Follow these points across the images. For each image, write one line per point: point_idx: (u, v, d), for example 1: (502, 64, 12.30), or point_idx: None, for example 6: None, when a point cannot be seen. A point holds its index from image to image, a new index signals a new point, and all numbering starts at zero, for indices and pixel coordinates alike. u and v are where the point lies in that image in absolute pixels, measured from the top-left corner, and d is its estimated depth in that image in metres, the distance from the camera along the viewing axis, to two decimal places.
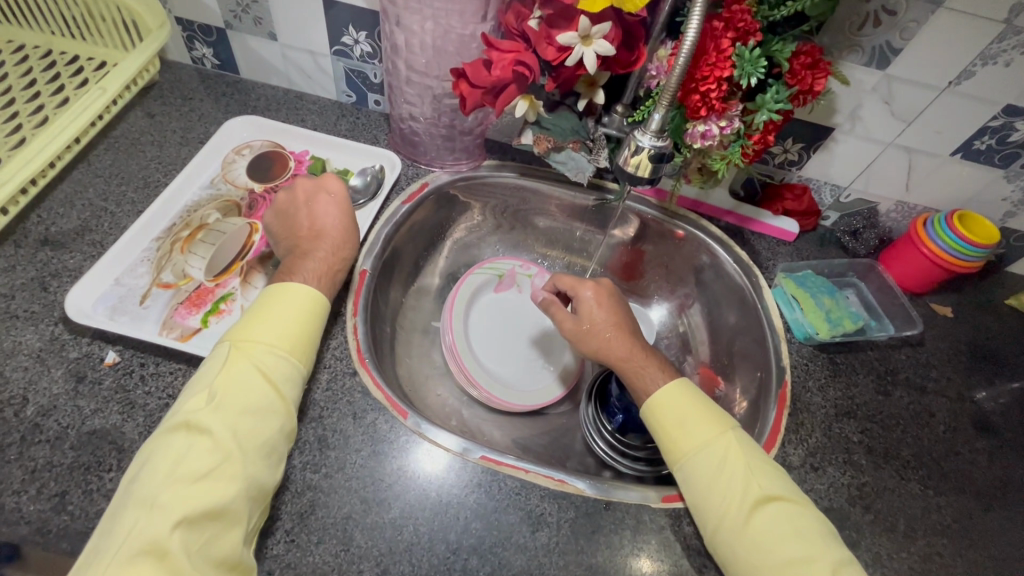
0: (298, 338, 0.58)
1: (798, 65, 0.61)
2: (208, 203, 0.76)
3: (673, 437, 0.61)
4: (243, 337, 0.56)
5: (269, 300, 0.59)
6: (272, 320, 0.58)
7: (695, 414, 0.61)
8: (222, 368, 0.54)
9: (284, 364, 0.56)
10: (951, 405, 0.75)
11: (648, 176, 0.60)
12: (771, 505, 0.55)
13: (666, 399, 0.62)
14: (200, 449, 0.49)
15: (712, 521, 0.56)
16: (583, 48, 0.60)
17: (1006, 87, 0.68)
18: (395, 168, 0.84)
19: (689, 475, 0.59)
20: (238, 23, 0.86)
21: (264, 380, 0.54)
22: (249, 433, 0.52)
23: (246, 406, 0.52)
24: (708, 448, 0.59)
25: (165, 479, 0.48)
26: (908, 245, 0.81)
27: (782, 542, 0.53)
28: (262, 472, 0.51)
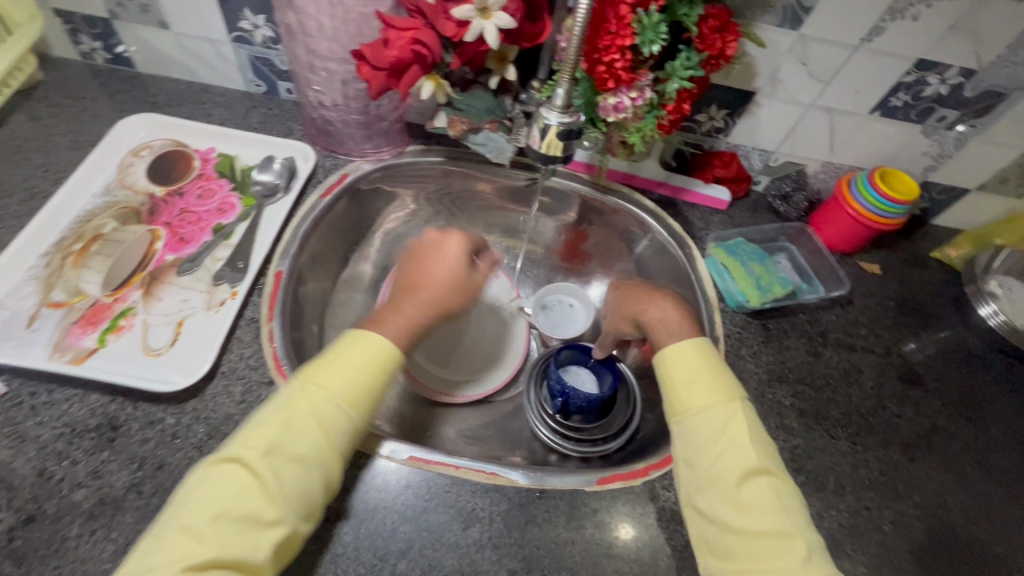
0: (384, 376, 0.55)
1: (706, 30, 0.59)
2: (104, 211, 0.70)
3: (678, 394, 0.60)
4: (317, 378, 0.53)
5: (350, 342, 0.55)
6: (352, 362, 0.54)
7: (706, 376, 0.60)
8: (287, 407, 0.51)
9: (340, 412, 0.52)
10: (879, 360, 0.76)
11: (560, 154, 0.58)
12: (762, 478, 0.54)
13: (681, 357, 0.62)
14: (218, 504, 0.46)
15: (699, 480, 0.55)
16: (481, 22, 0.57)
17: (916, 41, 0.68)
18: (309, 160, 0.79)
19: (685, 432, 0.58)
20: (123, 13, 0.79)
21: (321, 428, 0.50)
22: (294, 481, 0.48)
23: (291, 455, 0.49)
24: (712, 411, 0.58)
25: (180, 538, 0.45)
26: (834, 206, 0.82)
27: (762, 513, 0.52)
28: (304, 523, 0.49)
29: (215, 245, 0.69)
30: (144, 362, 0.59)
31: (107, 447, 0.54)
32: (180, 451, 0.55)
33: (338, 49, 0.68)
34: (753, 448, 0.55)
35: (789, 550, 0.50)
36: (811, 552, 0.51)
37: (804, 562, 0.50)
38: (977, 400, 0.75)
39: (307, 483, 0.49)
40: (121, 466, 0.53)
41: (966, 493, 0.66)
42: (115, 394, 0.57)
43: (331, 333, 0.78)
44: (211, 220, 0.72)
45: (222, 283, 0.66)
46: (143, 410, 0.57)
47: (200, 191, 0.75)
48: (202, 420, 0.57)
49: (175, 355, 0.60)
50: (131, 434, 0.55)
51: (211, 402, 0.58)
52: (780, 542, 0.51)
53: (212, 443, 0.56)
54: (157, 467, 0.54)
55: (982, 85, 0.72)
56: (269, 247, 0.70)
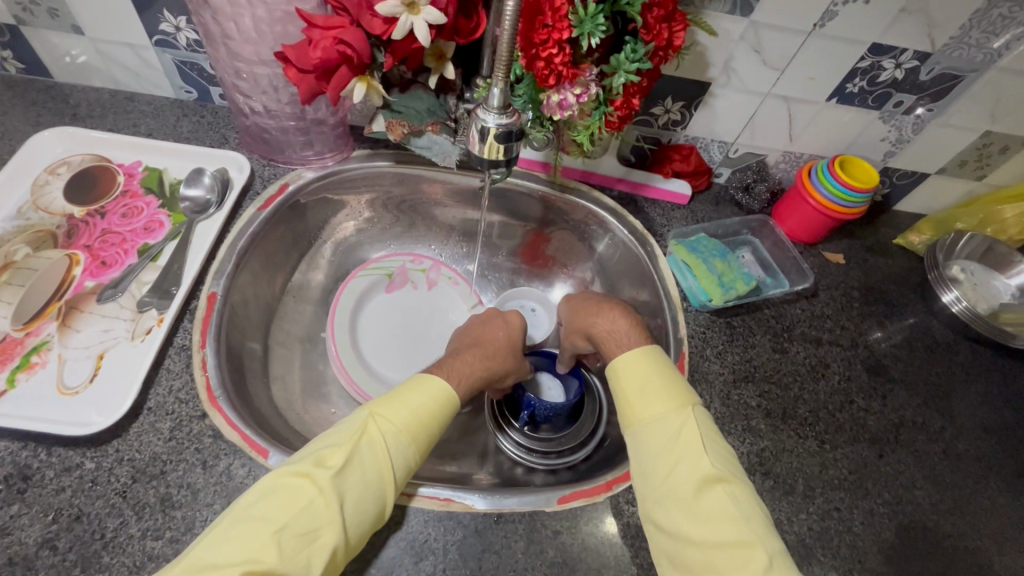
0: (438, 419, 0.56)
1: (652, 19, 0.55)
2: (14, 236, 0.64)
3: (631, 403, 0.58)
4: (385, 407, 0.54)
5: (416, 382, 0.58)
6: (421, 399, 0.56)
7: (656, 384, 0.58)
8: (363, 434, 0.52)
9: (407, 445, 0.53)
10: (845, 353, 0.75)
11: (502, 158, 0.54)
12: (717, 486, 0.52)
13: (629, 366, 0.61)
14: (293, 520, 0.46)
15: (654, 493, 0.53)
16: (410, 18, 0.53)
17: (869, 26, 0.66)
18: (243, 170, 0.73)
19: (638, 443, 0.56)
20: (30, 18, 0.72)
21: (387, 459, 0.51)
22: (351, 507, 0.48)
23: (372, 483, 0.50)
24: (663, 419, 0.56)
25: (250, 552, 0.44)
26: (796, 197, 0.80)
27: (720, 523, 0.50)
28: (347, 554, 0.48)
29: (140, 268, 0.64)
30: (58, 402, 0.54)
31: (16, 500, 0.49)
32: (101, 498, 0.50)
33: (264, 51, 0.63)
34: (708, 455, 0.53)
35: (748, 561, 0.48)
36: (773, 561, 0.48)
37: (765, 573, 0.47)
38: (944, 389, 0.74)
39: (362, 512, 0.49)
40: (33, 520, 0.49)
41: (935, 486, 0.65)
42: (26, 440, 0.52)
43: (277, 353, 0.73)
44: (137, 241, 0.66)
45: (149, 310, 0.61)
46: (58, 456, 0.52)
47: (125, 209, 0.69)
48: (125, 463, 0.52)
49: (94, 393, 0.55)
50: (45, 483, 0.50)
51: (136, 442, 0.54)
52: (739, 553, 0.48)
53: (137, 487, 0.51)
54: (75, 518, 0.49)
55: (937, 68, 0.70)
56: (201, 267, 0.65)
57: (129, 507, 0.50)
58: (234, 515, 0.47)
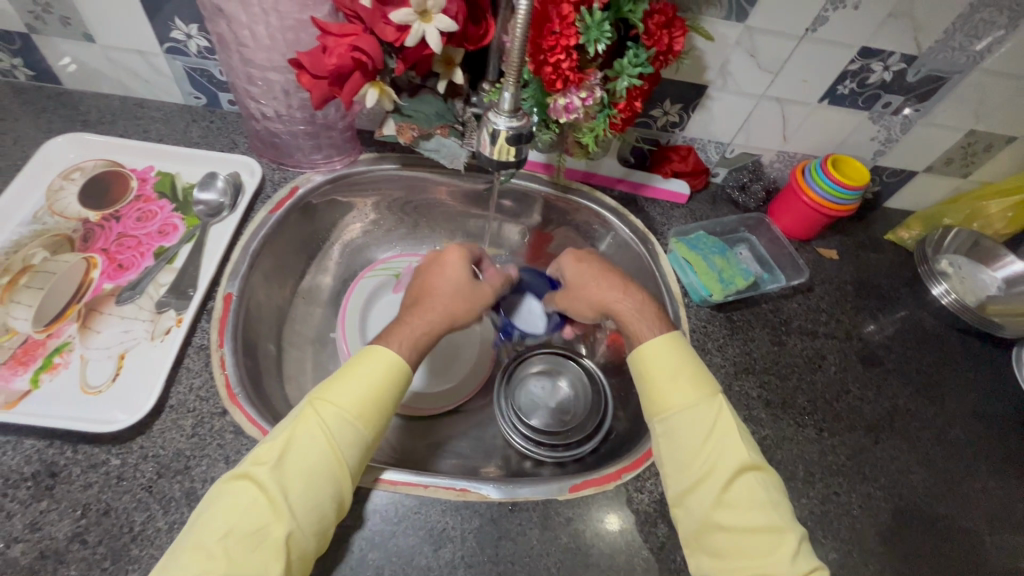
0: (380, 397, 0.55)
1: (653, 25, 0.58)
2: (32, 240, 0.65)
3: (660, 394, 0.59)
4: (323, 394, 0.54)
5: (355, 363, 0.56)
6: (357, 378, 0.55)
7: (686, 374, 0.60)
8: (300, 425, 0.52)
9: (348, 428, 0.53)
10: (841, 345, 0.78)
11: (512, 159, 0.56)
12: (747, 474, 0.55)
13: (660, 356, 0.61)
14: (240, 513, 0.47)
15: (687, 482, 0.55)
16: (422, 25, 0.55)
17: (858, 30, 0.69)
18: (255, 174, 0.75)
19: (669, 433, 0.58)
20: (42, 26, 0.73)
21: (328, 444, 0.51)
22: (298, 497, 0.49)
23: (313, 469, 0.50)
24: (695, 411, 0.57)
25: (207, 552, 0.46)
26: (791, 195, 0.83)
27: (752, 510, 0.53)
28: (310, 540, 0.49)
29: (156, 270, 0.65)
30: (83, 401, 0.55)
31: (45, 497, 0.51)
32: (128, 493, 0.52)
33: (277, 58, 0.65)
34: (741, 444, 0.56)
35: (781, 545, 0.51)
36: (801, 544, 0.52)
37: (795, 556, 0.51)
38: (935, 378, 0.77)
39: (312, 500, 0.49)
40: (62, 515, 0.50)
41: (929, 470, 0.68)
42: (51, 438, 0.54)
43: (290, 353, 0.75)
44: (152, 244, 0.68)
45: (167, 311, 0.63)
46: (84, 453, 0.53)
47: (139, 213, 0.71)
48: (150, 459, 0.54)
49: (117, 392, 0.57)
50: (72, 479, 0.52)
51: (159, 438, 0.55)
52: (770, 537, 0.52)
53: (162, 482, 0.53)
54: (103, 513, 0.51)
55: (923, 70, 0.73)
56: (216, 268, 0.67)
57: (155, 502, 0.52)
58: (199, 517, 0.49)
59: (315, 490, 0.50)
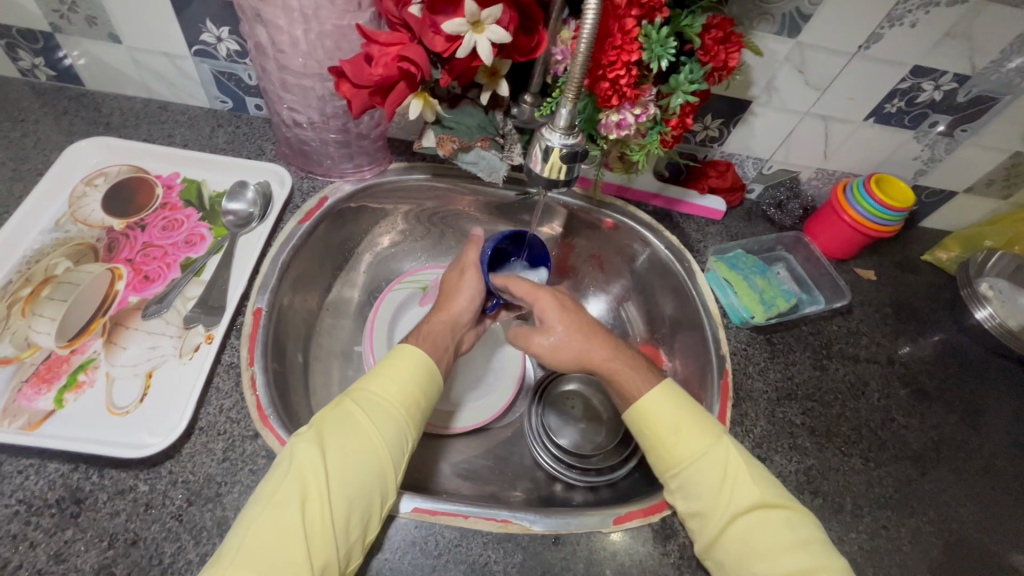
0: (417, 386, 0.57)
1: (710, 40, 0.56)
2: (54, 249, 0.63)
3: (667, 446, 0.57)
4: (361, 387, 0.56)
5: (389, 358, 0.59)
6: (393, 368, 0.57)
7: (688, 418, 0.58)
8: (338, 414, 0.53)
9: (389, 415, 0.54)
10: (883, 370, 0.76)
11: (562, 177, 0.54)
12: (769, 513, 0.53)
13: (657, 407, 0.58)
14: (286, 483, 0.48)
15: (714, 530, 0.53)
16: (474, 36, 0.52)
17: (912, 49, 0.67)
18: (284, 184, 0.72)
19: (688, 486, 0.55)
20: (67, 25, 0.70)
21: (371, 430, 0.52)
22: (345, 481, 0.49)
23: (356, 445, 0.51)
24: (706, 458, 0.55)
25: (258, 521, 0.46)
26: (830, 213, 0.80)
27: (785, 550, 0.51)
28: (354, 516, 0.48)
29: (184, 283, 0.63)
30: (109, 422, 0.53)
31: (70, 525, 0.48)
32: (157, 522, 0.50)
33: (313, 65, 0.62)
34: (750, 491, 0.54)
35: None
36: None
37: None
38: (979, 406, 0.75)
39: (358, 484, 0.49)
40: (89, 545, 0.48)
41: (977, 503, 0.66)
42: (76, 462, 0.51)
43: (317, 369, 0.72)
44: (179, 255, 0.65)
45: (196, 326, 0.60)
46: (110, 478, 0.51)
47: (164, 222, 0.68)
48: (179, 485, 0.52)
49: (146, 413, 0.54)
50: (98, 506, 0.50)
51: (189, 463, 0.53)
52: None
53: (193, 510, 0.51)
54: (131, 543, 0.48)
55: (974, 90, 0.71)
56: (246, 282, 0.64)
57: (186, 531, 0.50)
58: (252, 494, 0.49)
59: (362, 473, 0.50)
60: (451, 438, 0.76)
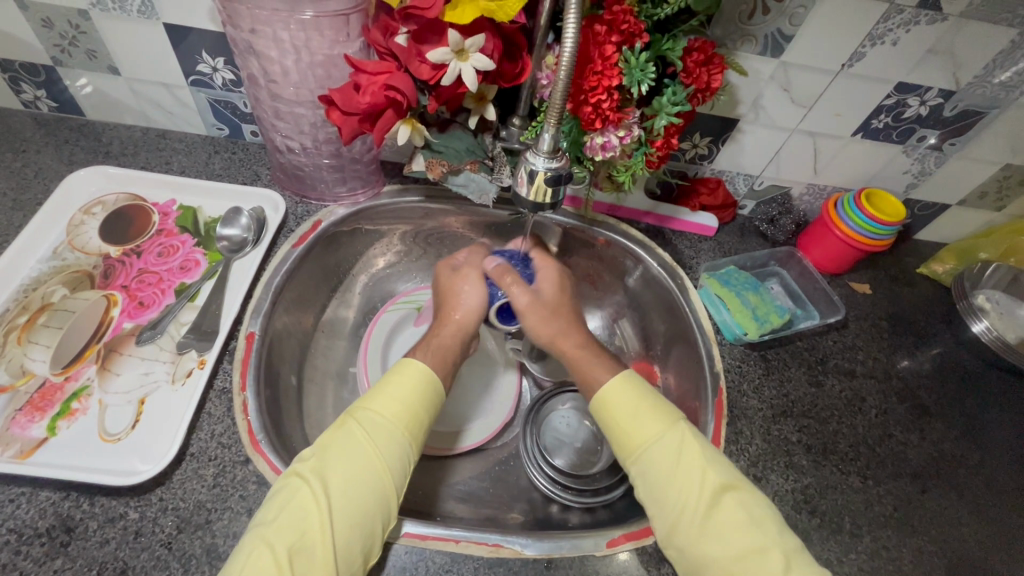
0: (420, 404, 0.57)
1: (691, 63, 0.56)
2: (51, 278, 0.64)
3: (627, 434, 0.59)
4: (364, 406, 0.56)
5: (393, 373, 0.59)
6: (398, 387, 0.57)
7: (644, 407, 0.60)
8: (340, 437, 0.53)
9: (391, 438, 0.54)
10: (880, 385, 0.75)
11: (549, 201, 0.54)
12: (726, 497, 0.54)
13: (613, 398, 0.61)
14: (287, 510, 0.48)
15: (668, 521, 0.54)
16: (458, 64, 0.53)
17: (895, 66, 0.68)
18: (278, 209, 0.74)
19: (644, 473, 0.57)
20: (68, 59, 0.72)
21: (373, 454, 0.52)
22: (347, 507, 0.49)
23: (357, 470, 0.51)
24: (658, 444, 0.57)
25: (256, 550, 0.46)
26: (822, 228, 0.80)
27: (734, 533, 0.52)
28: (356, 541, 0.48)
29: (178, 308, 0.64)
30: (101, 449, 0.53)
31: (60, 554, 0.48)
32: (146, 550, 0.50)
33: (305, 93, 0.64)
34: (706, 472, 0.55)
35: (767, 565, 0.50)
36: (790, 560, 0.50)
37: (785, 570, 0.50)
38: (980, 420, 0.74)
39: (359, 511, 0.49)
40: (78, 575, 0.48)
41: (980, 521, 0.65)
42: (67, 489, 0.52)
43: (311, 392, 0.72)
44: (173, 280, 0.66)
45: (189, 352, 0.61)
46: (101, 506, 0.51)
47: (160, 248, 0.69)
48: (170, 512, 0.52)
49: (137, 441, 0.55)
50: (88, 535, 0.50)
51: (179, 490, 0.53)
52: (758, 556, 0.50)
53: (183, 537, 0.51)
54: (120, 572, 0.48)
55: (960, 105, 0.72)
56: (239, 306, 0.65)
57: (175, 559, 0.50)
58: (251, 521, 0.49)
59: (363, 497, 0.50)
60: (445, 459, 0.76)
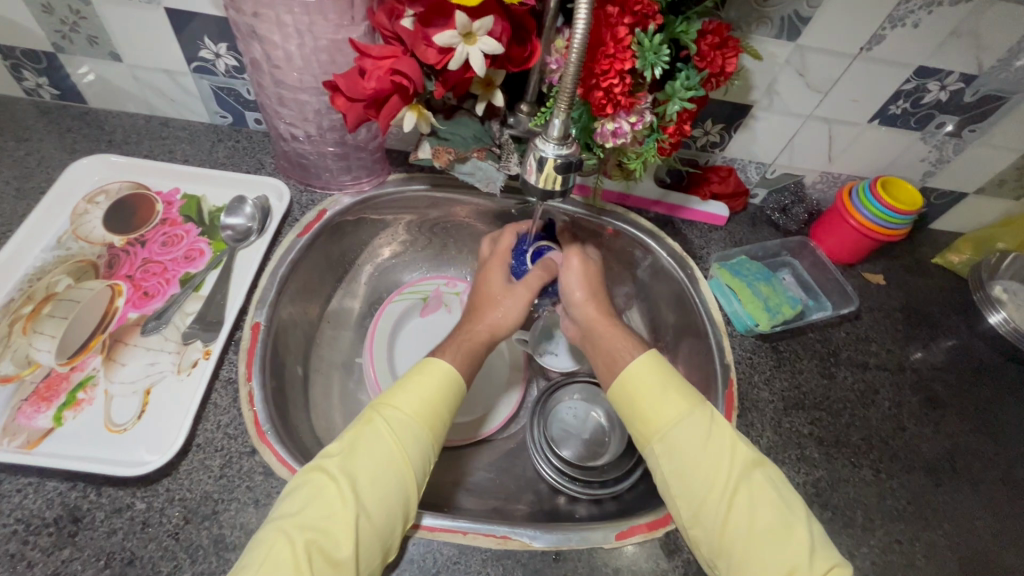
0: (443, 399, 0.56)
1: (706, 46, 0.55)
2: (56, 267, 0.64)
3: (649, 418, 0.57)
4: (389, 397, 0.55)
5: (419, 365, 0.58)
6: (423, 380, 0.56)
7: (667, 391, 0.58)
8: (362, 428, 0.53)
9: (415, 430, 0.53)
10: (894, 377, 0.74)
11: (558, 188, 0.53)
12: (752, 483, 0.53)
13: (634, 381, 0.59)
14: (310, 503, 0.48)
15: (692, 506, 0.53)
16: (466, 48, 0.51)
17: (915, 49, 0.65)
18: (283, 198, 0.73)
19: (667, 455, 0.55)
20: (69, 45, 0.71)
21: (397, 446, 0.52)
22: (370, 498, 0.49)
23: (381, 462, 0.50)
24: (682, 425, 0.56)
25: (280, 539, 0.45)
26: (836, 217, 0.78)
27: (761, 518, 0.51)
28: (379, 535, 0.48)
29: (182, 298, 0.63)
30: (107, 440, 0.53)
31: (68, 544, 0.48)
32: (154, 541, 0.50)
33: (309, 79, 0.63)
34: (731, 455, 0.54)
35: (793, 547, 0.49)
36: (815, 543, 0.50)
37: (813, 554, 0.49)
38: (995, 413, 0.73)
39: (381, 501, 0.49)
40: (86, 565, 0.48)
41: (995, 516, 0.64)
42: (75, 480, 0.51)
43: (317, 382, 0.72)
44: (178, 270, 0.66)
45: (194, 342, 0.60)
46: (108, 496, 0.51)
47: (164, 237, 0.69)
48: (176, 502, 0.52)
49: (143, 431, 0.54)
50: (96, 525, 0.50)
51: (186, 480, 0.53)
52: (783, 540, 0.50)
53: (190, 528, 0.51)
54: (128, 562, 0.48)
55: (982, 90, 0.70)
56: (244, 296, 0.64)
57: (182, 549, 0.49)
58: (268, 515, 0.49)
59: (386, 488, 0.50)
60: (452, 450, 0.75)
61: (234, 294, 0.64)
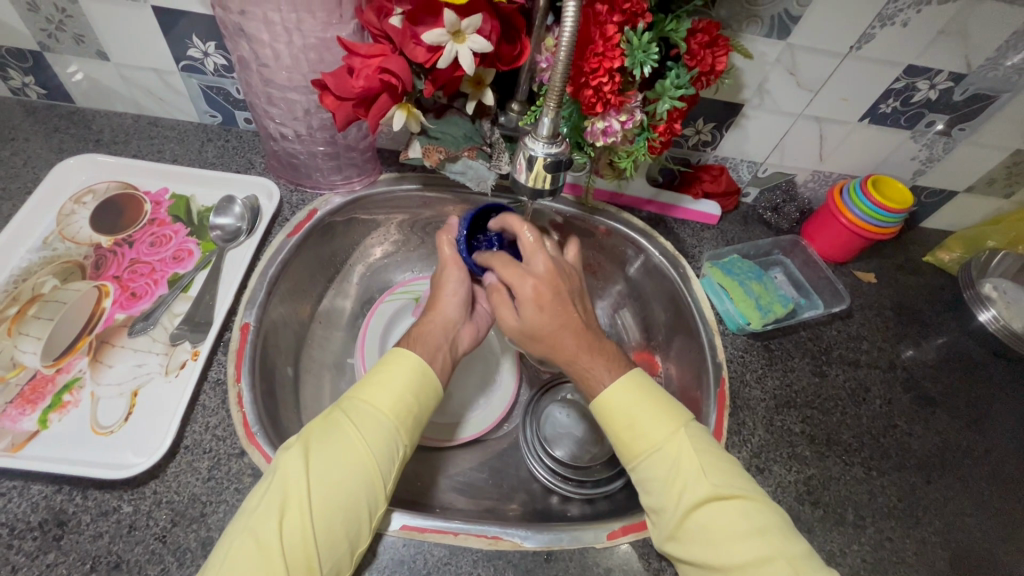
0: (411, 393, 0.55)
1: (696, 45, 0.55)
2: (41, 268, 0.63)
3: (627, 437, 0.57)
4: (357, 394, 0.55)
5: (387, 363, 0.57)
6: (389, 377, 0.56)
7: (646, 411, 0.57)
8: (326, 426, 0.52)
9: (380, 428, 0.52)
10: (884, 375, 0.74)
11: (548, 187, 0.53)
12: (731, 504, 0.52)
13: (617, 400, 0.58)
14: (269, 497, 0.47)
15: (667, 526, 0.53)
16: (455, 46, 0.51)
17: (905, 48, 0.66)
18: (273, 197, 0.72)
19: (645, 475, 0.55)
20: (56, 44, 0.71)
21: (360, 444, 0.51)
22: (327, 496, 0.48)
23: (343, 458, 0.50)
24: (663, 450, 0.55)
25: (241, 535, 0.45)
26: (827, 216, 0.79)
27: (738, 540, 0.50)
28: (339, 530, 0.48)
29: (171, 299, 0.62)
30: (92, 443, 0.53)
31: (53, 548, 0.48)
32: (140, 544, 0.49)
33: (298, 78, 0.62)
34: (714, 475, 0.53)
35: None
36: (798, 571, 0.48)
37: None
38: (985, 411, 0.73)
39: (340, 498, 0.48)
40: (71, 569, 0.47)
41: (985, 513, 0.65)
42: (60, 483, 0.51)
43: (308, 383, 0.71)
44: (166, 271, 0.65)
45: (182, 343, 0.60)
46: (94, 499, 0.50)
47: (152, 238, 0.68)
48: (164, 505, 0.51)
49: (130, 434, 0.54)
50: (82, 529, 0.49)
51: (173, 482, 0.52)
52: (761, 566, 0.49)
53: (177, 531, 0.50)
54: (114, 566, 0.48)
55: (971, 88, 0.70)
56: (233, 297, 0.64)
57: (170, 553, 0.49)
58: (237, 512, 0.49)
59: (345, 491, 0.49)
60: (444, 450, 0.75)
61: (224, 295, 0.64)
